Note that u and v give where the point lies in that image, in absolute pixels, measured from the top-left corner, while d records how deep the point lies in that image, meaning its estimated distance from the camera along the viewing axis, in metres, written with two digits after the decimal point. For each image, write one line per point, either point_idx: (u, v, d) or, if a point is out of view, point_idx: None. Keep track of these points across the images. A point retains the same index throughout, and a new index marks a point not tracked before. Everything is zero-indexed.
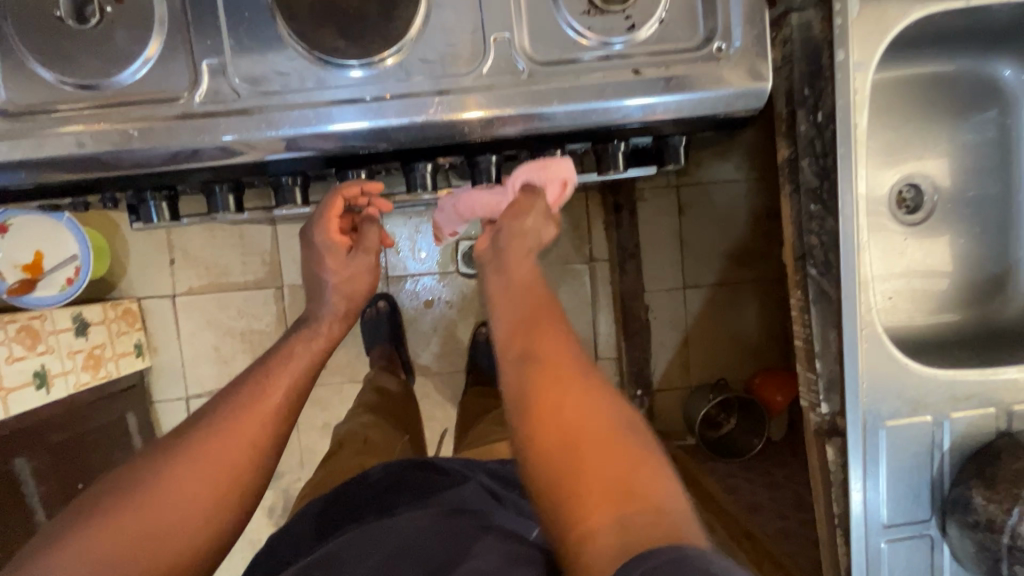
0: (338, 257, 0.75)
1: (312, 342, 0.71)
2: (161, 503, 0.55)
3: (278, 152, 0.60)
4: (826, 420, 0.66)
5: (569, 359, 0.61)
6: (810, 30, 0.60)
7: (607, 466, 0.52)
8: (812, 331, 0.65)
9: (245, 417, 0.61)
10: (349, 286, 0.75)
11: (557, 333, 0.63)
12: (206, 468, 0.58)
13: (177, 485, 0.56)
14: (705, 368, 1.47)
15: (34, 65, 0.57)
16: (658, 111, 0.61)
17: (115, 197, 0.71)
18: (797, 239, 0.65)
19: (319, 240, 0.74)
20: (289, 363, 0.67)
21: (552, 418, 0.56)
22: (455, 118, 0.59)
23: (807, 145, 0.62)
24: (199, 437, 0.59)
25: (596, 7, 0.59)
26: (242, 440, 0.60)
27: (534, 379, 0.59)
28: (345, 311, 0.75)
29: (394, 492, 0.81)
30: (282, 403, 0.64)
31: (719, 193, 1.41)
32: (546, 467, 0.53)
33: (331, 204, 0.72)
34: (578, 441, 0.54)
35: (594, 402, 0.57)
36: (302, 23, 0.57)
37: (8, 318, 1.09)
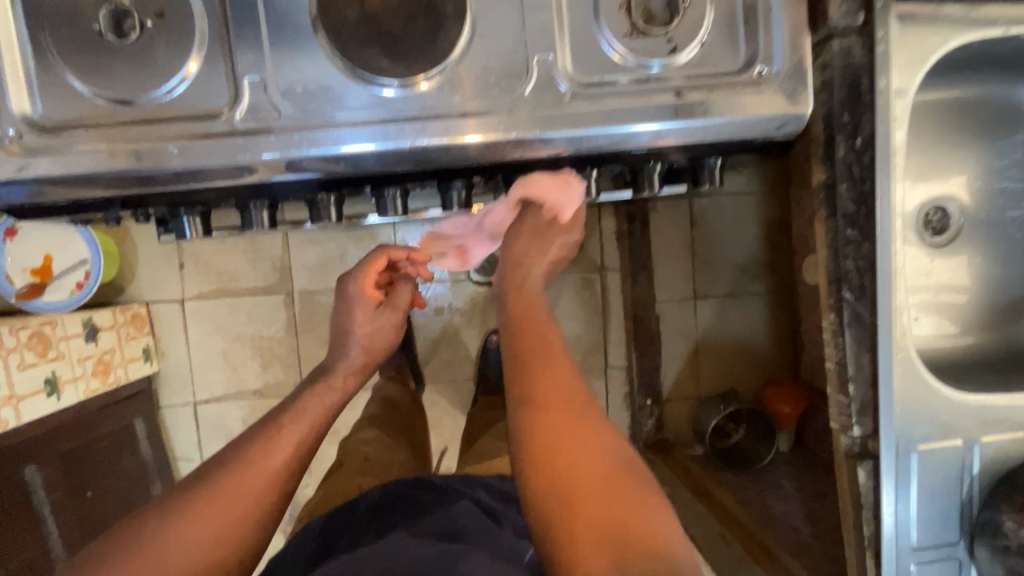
0: (367, 310, 0.79)
1: (326, 396, 0.70)
2: (158, 569, 0.53)
3: (283, 172, 0.59)
4: (857, 442, 0.66)
5: (571, 398, 0.62)
6: (851, 56, 0.60)
7: (603, 504, 0.53)
8: (846, 355, 0.65)
9: (248, 477, 0.60)
10: (373, 340, 0.79)
11: (556, 368, 0.65)
12: (206, 531, 0.56)
13: (174, 549, 0.54)
14: (714, 379, 1.48)
15: (69, 78, 0.56)
16: (668, 138, 0.61)
17: (144, 210, 0.70)
18: (832, 263, 0.64)
19: (353, 289, 0.78)
20: (299, 418, 0.66)
21: (552, 454, 0.57)
22: (457, 141, 0.59)
23: (846, 170, 0.62)
24: (199, 500, 0.58)
25: (638, 29, 0.59)
26: (245, 500, 0.58)
27: (535, 414, 0.60)
28: (361, 365, 0.77)
29: (394, 513, 0.81)
30: (288, 462, 0.62)
31: (732, 205, 1.41)
32: (545, 497, 0.54)
33: (373, 262, 0.78)
34: (575, 477, 0.55)
35: (593, 438, 0.58)
36: (346, 41, 0.57)
37: (20, 324, 1.08)
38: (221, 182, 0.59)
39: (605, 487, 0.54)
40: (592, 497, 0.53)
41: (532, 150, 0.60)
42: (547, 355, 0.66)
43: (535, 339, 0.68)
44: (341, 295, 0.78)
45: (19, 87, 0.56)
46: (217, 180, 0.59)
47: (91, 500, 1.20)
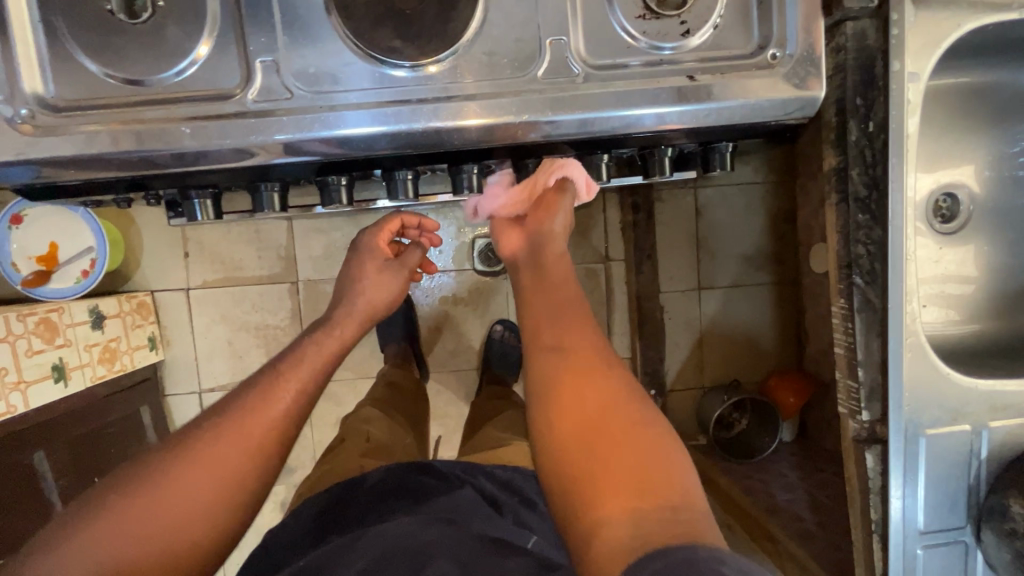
0: (378, 262, 0.84)
1: (326, 346, 0.71)
2: (161, 514, 0.54)
3: (282, 156, 0.59)
4: (865, 427, 0.66)
5: (592, 353, 0.61)
6: (865, 38, 0.60)
7: (621, 455, 0.52)
8: (855, 340, 0.65)
9: (248, 423, 0.60)
10: (380, 290, 0.83)
11: (576, 325, 0.64)
12: (208, 477, 0.56)
13: (177, 496, 0.55)
14: (717, 370, 1.48)
15: (81, 58, 0.56)
16: (673, 121, 0.61)
17: (154, 193, 0.70)
18: (843, 248, 0.65)
19: (369, 240, 0.84)
20: (301, 364, 0.67)
21: (569, 409, 0.56)
22: (458, 125, 0.58)
23: (858, 155, 0.62)
24: (200, 446, 0.58)
25: (652, 11, 0.59)
26: (246, 446, 0.59)
27: (552, 371, 0.60)
28: (363, 316, 0.78)
29: (394, 497, 0.80)
30: (289, 407, 0.63)
31: (738, 195, 1.41)
32: (564, 453, 0.54)
33: (387, 221, 0.85)
34: (592, 431, 0.54)
35: (613, 390, 0.57)
36: (359, 22, 0.57)
37: (27, 310, 1.08)
38: (218, 166, 0.59)
39: (624, 439, 0.53)
40: (609, 448, 0.52)
41: (534, 133, 0.60)
42: (569, 312, 0.66)
43: (558, 298, 0.67)
44: (355, 250, 0.84)
45: (30, 67, 0.56)
46: (218, 164, 0.59)
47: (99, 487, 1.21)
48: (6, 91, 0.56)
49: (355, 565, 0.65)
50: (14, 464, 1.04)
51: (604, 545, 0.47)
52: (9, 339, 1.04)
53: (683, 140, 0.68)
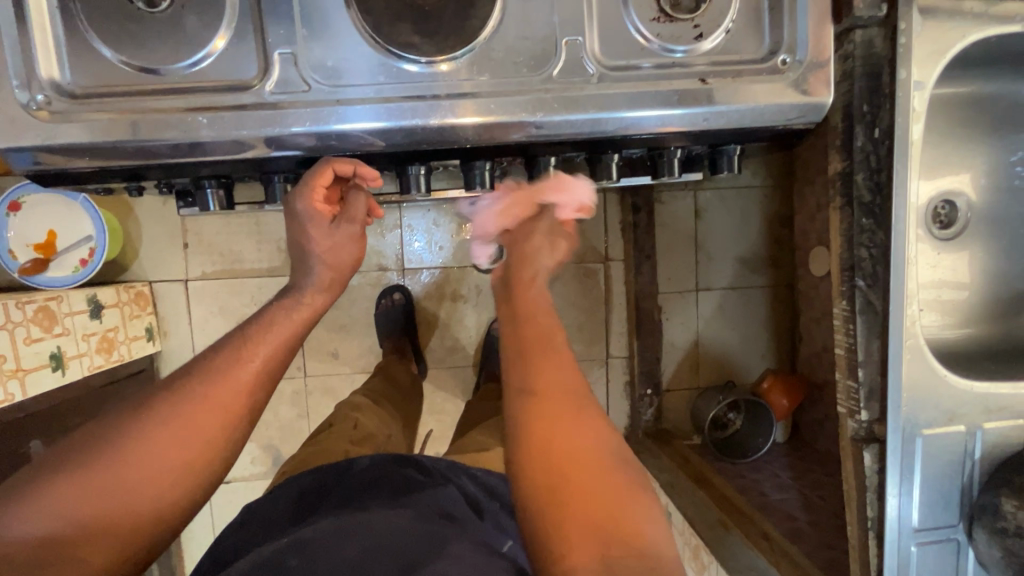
0: (321, 227, 0.68)
1: (294, 312, 0.65)
2: (121, 480, 0.53)
3: (270, 150, 0.59)
4: (863, 427, 0.68)
5: (569, 384, 0.60)
6: (872, 47, 0.62)
7: (594, 508, 0.52)
8: (856, 341, 0.66)
9: (214, 392, 0.58)
10: (333, 257, 0.69)
11: (557, 363, 0.61)
12: (172, 445, 0.55)
13: (139, 460, 0.54)
14: (713, 370, 1.50)
15: (99, 46, 0.56)
16: (673, 124, 0.62)
17: (167, 183, 0.70)
18: (846, 251, 0.66)
19: (300, 207, 0.67)
20: (270, 329, 0.63)
21: (546, 449, 0.55)
22: (454, 123, 0.59)
23: (863, 160, 0.64)
24: (163, 414, 0.56)
25: (666, 14, 0.60)
26: (213, 415, 0.57)
27: (527, 414, 0.57)
28: (330, 282, 0.69)
29: (375, 486, 0.80)
30: (258, 375, 0.60)
31: (737, 198, 1.44)
32: (539, 491, 0.53)
33: (317, 176, 0.66)
34: (570, 476, 0.53)
35: (588, 437, 0.56)
36: (378, 16, 0.57)
37: (26, 298, 1.07)
38: (220, 156, 0.59)
39: (599, 483, 0.53)
40: (583, 501, 0.52)
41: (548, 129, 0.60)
42: (545, 347, 0.62)
43: (535, 333, 0.63)
44: (289, 214, 0.68)
45: (47, 54, 0.56)
46: (216, 156, 0.59)
47: None
48: (23, 77, 0.55)
49: (344, 552, 0.63)
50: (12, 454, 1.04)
51: None
52: (8, 326, 1.03)
53: (686, 141, 0.68)
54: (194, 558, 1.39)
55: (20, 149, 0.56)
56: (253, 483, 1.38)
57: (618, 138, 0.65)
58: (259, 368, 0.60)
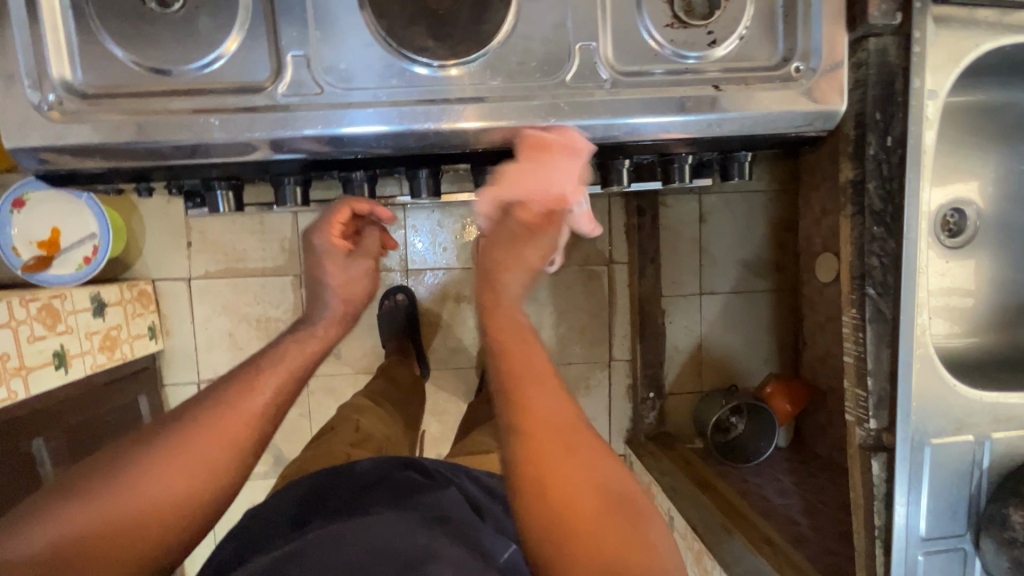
0: (338, 262, 0.75)
1: (307, 344, 0.69)
2: (126, 502, 0.54)
3: (273, 152, 0.59)
4: (871, 435, 0.68)
5: (563, 410, 0.56)
6: (886, 55, 0.61)
7: (603, 552, 0.49)
8: (866, 350, 0.66)
9: (224, 421, 0.59)
10: (349, 291, 0.76)
11: (546, 396, 0.56)
12: (179, 469, 0.56)
13: (145, 484, 0.55)
14: (716, 374, 1.50)
15: (111, 46, 0.56)
16: (676, 130, 0.61)
17: (177, 184, 0.70)
18: (857, 259, 0.66)
19: (318, 242, 0.73)
20: (280, 363, 0.66)
21: (549, 486, 0.51)
22: (457, 126, 0.59)
23: (875, 169, 0.64)
24: (174, 443, 0.57)
25: (680, 20, 0.60)
26: (220, 443, 0.58)
27: (525, 458, 0.53)
28: (342, 314, 0.75)
29: (376, 488, 0.80)
30: (268, 407, 0.62)
31: (742, 202, 1.44)
32: (549, 530, 0.50)
33: (336, 212, 0.73)
34: (578, 513, 0.50)
35: (587, 472, 0.53)
36: (391, 19, 0.57)
37: (30, 295, 1.07)
38: (230, 157, 0.59)
39: (608, 514, 0.51)
40: (591, 544, 0.49)
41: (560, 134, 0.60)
42: (530, 385, 0.57)
43: (518, 371, 0.58)
44: (308, 247, 0.74)
45: (59, 53, 0.55)
46: (222, 157, 0.59)
47: None
48: (34, 76, 0.55)
49: (342, 557, 0.62)
50: (14, 452, 1.03)
51: None
52: (12, 324, 1.02)
53: (694, 148, 0.68)
54: (193, 557, 1.39)
55: (31, 149, 0.56)
56: (254, 483, 1.37)
57: (625, 144, 0.66)
58: (270, 399, 0.62)
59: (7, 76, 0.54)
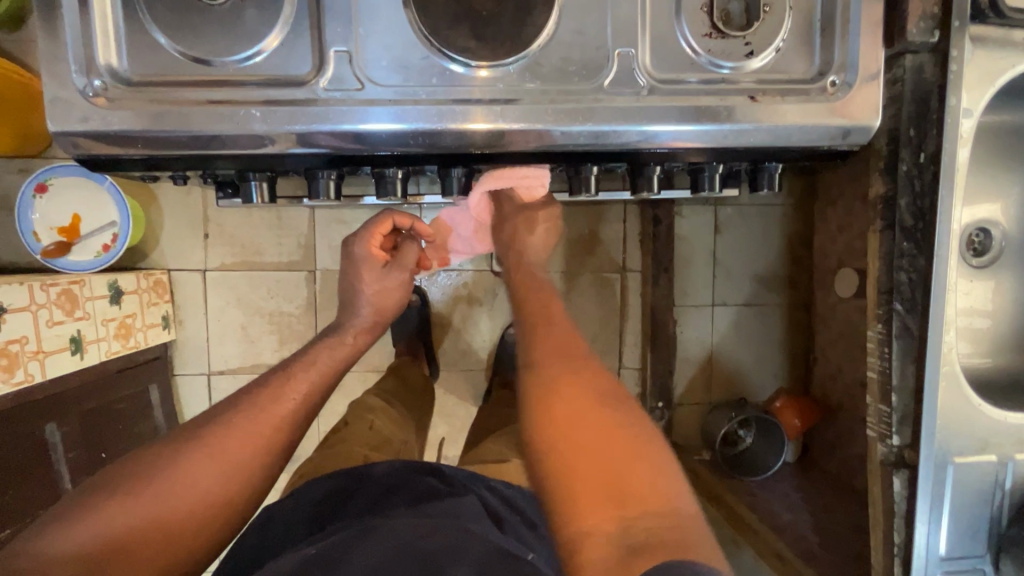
0: (374, 271, 0.85)
1: (335, 350, 0.77)
2: (171, 499, 0.57)
3: (293, 146, 0.59)
4: (893, 451, 0.67)
5: (572, 354, 0.63)
6: (922, 72, 0.62)
7: (601, 467, 0.52)
8: (890, 365, 0.66)
9: (255, 423, 0.65)
10: (382, 298, 0.84)
11: (557, 338, 0.66)
12: (217, 466, 0.61)
13: (186, 480, 0.59)
14: (725, 387, 1.49)
15: (157, 36, 0.57)
16: (688, 140, 0.62)
17: (211, 175, 0.70)
18: (885, 274, 0.66)
19: (359, 249, 0.85)
20: (309, 370, 0.72)
21: (553, 417, 0.56)
22: (463, 127, 0.59)
23: (907, 185, 0.64)
24: (207, 445, 0.61)
25: (718, 30, 0.60)
26: (252, 445, 0.63)
27: (534, 384, 0.60)
28: (372, 323, 0.83)
29: (395, 493, 0.80)
30: (296, 412, 0.68)
31: (757, 215, 1.44)
32: (552, 457, 0.54)
33: (378, 223, 0.86)
34: (578, 441, 0.54)
35: (589, 394, 0.58)
36: (434, 19, 0.58)
37: (50, 281, 1.07)
38: (271, 149, 0.60)
39: (609, 442, 0.54)
40: (588, 459, 0.53)
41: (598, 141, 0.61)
42: (546, 325, 0.68)
43: (538, 319, 0.69)
44: (349, 255, 0.85)
45: (106, 42, 0.56)
46: (233, 148, 0.59)
47: (105, 463, 1.21)
48: (81, 63, 0.56)
49: (367, 562, 0.63)
50: (26, 436, 1.04)
51: (590, 556, 0.48)
52: (32, 308, 1.03)
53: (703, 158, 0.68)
54: None
55: (76, 134, 0.56)
56: None
57: (637, 152, 0.66)
58: (297, 404, 0.68)
59: (55, 62, 0.55)
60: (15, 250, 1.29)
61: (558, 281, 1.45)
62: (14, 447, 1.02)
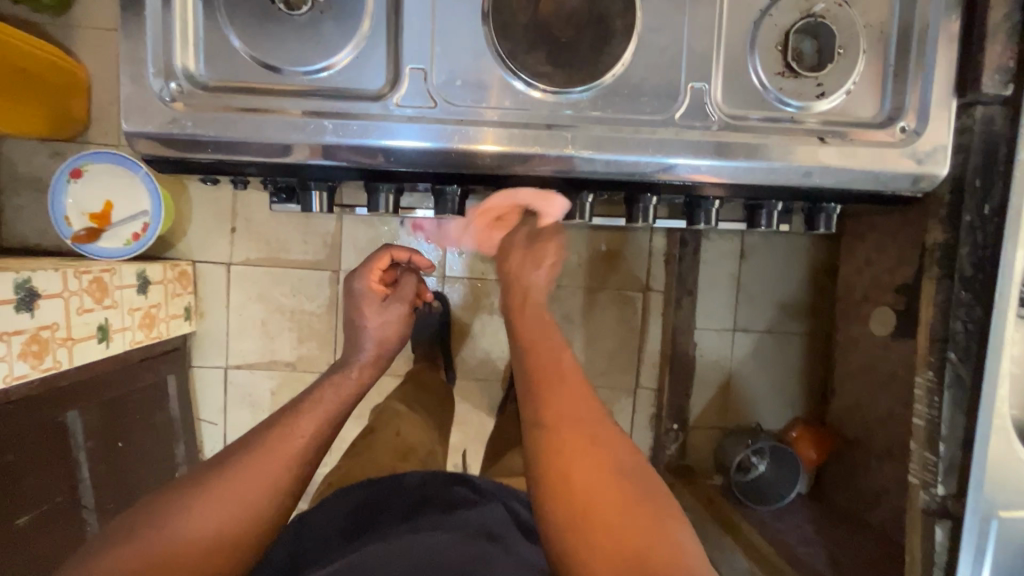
0: (373, 305, 0.83)
1: (342, 386, 0.72)
2: (179, 545, 0.55)
3: (314, 157, 0.59)
4: (936, 501, 0.68)
5: (584, 417, 0.62)
6: (992, 124, 0.62)
7: (618, 537, 0.53)
8: (941, 414, 0.67)
9: (262, 462, 0.61)
10: (383, 331, 0.81)
11: (568, 400, 0.63)
12: (225, 507, 0.58)
13: (197, 524, 0.57)
14: (741, 413, 1.48)
15: (234, 42, 0.57)
16: (703, 172, 0.62)
17: (276, 182, 0.71)
18: (940, 322, 0.67)
19: (359, 285, 0.84)
20: (317, 407, 0.68)
21: (566, 485, 0.57)
22: (472, 148, 0.59)
23: (969, 235, 0.65)
24: (217, 487, 0.59)
25: (791, 70, 0.61)
26: (261, 485, 0.60)
27: (542, 450, 0.60)
28: (375, 358, 0.78)
29: (426, 504, 0.80)
30: (304, 449, 0.64)
31: (784, 244, 1.44)
32: (564, 523, 0.55)
33: (377, 258, 0.85)
34: (592, 506, 0.55)
35: (601, 458, 0.59)
36: (514, 42, 0.58)
37: (83, 268, 1.07)
38: (342, 161, 0.59)
39: (622, 507, 0.55)
40: (601, 523, 0.54)
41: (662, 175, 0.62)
42: (558, 376, 0.66)
43: (547, 373, 0.66)
44: (350, 292, 0.84)
45: (186, 45, 0.57)
46: (283, 157, 0.58)
47: (121, 452, 1.20)
48: (160, 65, 0.56)
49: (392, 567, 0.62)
50: (50, 421, 1.03)
51: None
52: (64, 295, 1.02)
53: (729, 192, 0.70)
54: None
55: (145, 134, 0.56)
56: None
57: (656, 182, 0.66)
58: (306, 441, 0.64)
59: (136, 63, 0.56)
60: (43, 232, 1.28)
61: (580, 296, 1.45)
62: (38, 433, 1.01)
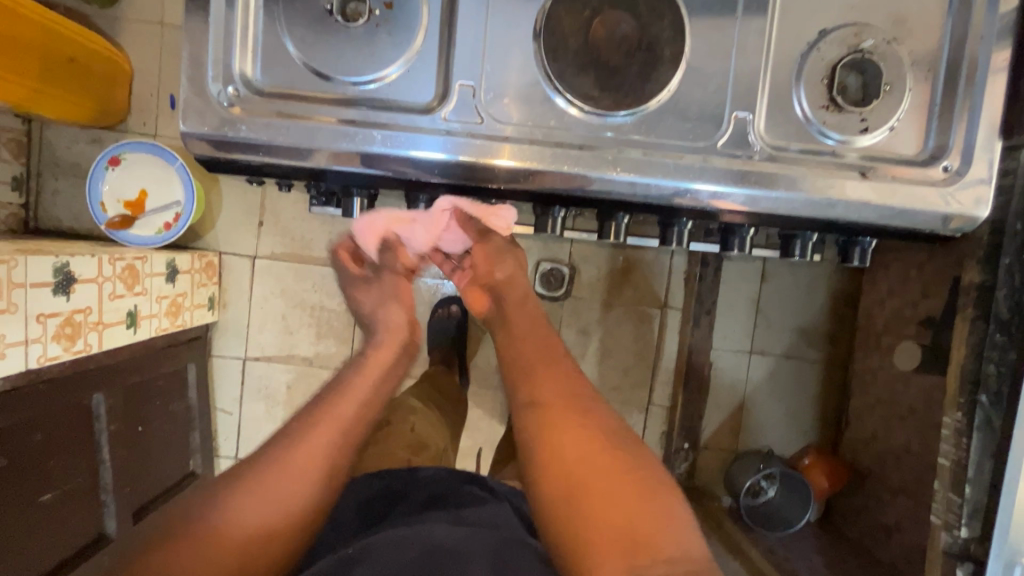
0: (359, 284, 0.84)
1: (384, 350, 0.77)
2: (257, 494, 0.60)
3: (353, 164, 0.60)
4: (958, 543, 0.71)
5: (568, 395, 0.68)
6: None
7: (602, 493, 0.59)
8: (969, 457, 0.69)
9: (322, 423, 0.66)
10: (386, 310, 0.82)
11: (554, 383, 0.69)
12: (288, 473, 0.61)
13: (270, 476, 0.61)
14: (753, 437, 1.47)
15: (290, 50, 0.58)
16: (728, 200, 0.62)
17: (324, 187, 0.75)
18: (973, 363, 0.69)
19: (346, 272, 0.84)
20: (366, 372, 0.73)
21: (555, 454, 0.63)
22: (489, 162, 0.60)
23: (1007, 278, 0.66)
24: (287, 443, 0.64)
25: (836, 104, 0.61)
26: (321, 441, 0.64)
27: (536, 432, 0.65)
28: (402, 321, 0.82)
29: (439, 498, 0.80)
30: (357, 415, 0.68)
31: (805, 269, 1.43)
32: (551, 487, 0.61)
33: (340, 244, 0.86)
34: (578, 469, 0.61)
35: (586, 428, 0.65)
36: (563, 63, 0.59)
37: (117, 254, 1.08)
38: (380, 170, 0.61)
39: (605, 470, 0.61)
40: (587, 486, 0.60)
41: (689, 199, 0.62)
42: (540, 366, 0.72)
43: (536, 360, 0.72)
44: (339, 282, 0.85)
45: (244, 51, 0.59)
46: (322, 162, 0.60)
47: (142, 437, 1.22)
48: (219, 71, 0.58)
49: (404, 559, 0.61)
50: (76, 403, 1.06)
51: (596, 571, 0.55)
52: (98, 280, 1.04)
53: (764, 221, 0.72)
54: None
55: (197, 135, 0.58)
56: None
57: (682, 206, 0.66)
58: (356, 406, 0.68)
59: (196, 67, 0.58)
60: (77, 217, 1.30)
61: (596, 310, 1.44)
62: (65, 415, 1.03)
